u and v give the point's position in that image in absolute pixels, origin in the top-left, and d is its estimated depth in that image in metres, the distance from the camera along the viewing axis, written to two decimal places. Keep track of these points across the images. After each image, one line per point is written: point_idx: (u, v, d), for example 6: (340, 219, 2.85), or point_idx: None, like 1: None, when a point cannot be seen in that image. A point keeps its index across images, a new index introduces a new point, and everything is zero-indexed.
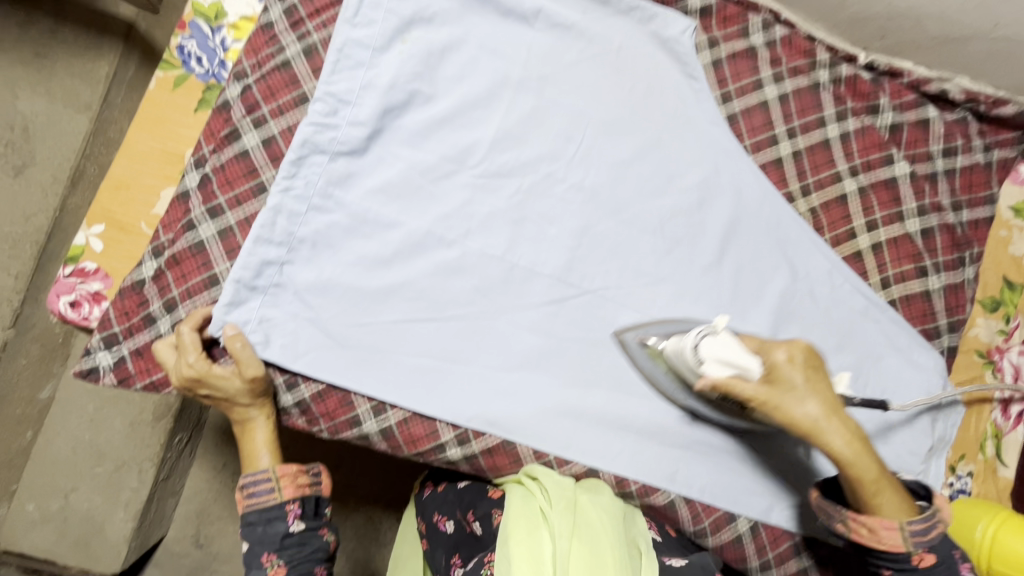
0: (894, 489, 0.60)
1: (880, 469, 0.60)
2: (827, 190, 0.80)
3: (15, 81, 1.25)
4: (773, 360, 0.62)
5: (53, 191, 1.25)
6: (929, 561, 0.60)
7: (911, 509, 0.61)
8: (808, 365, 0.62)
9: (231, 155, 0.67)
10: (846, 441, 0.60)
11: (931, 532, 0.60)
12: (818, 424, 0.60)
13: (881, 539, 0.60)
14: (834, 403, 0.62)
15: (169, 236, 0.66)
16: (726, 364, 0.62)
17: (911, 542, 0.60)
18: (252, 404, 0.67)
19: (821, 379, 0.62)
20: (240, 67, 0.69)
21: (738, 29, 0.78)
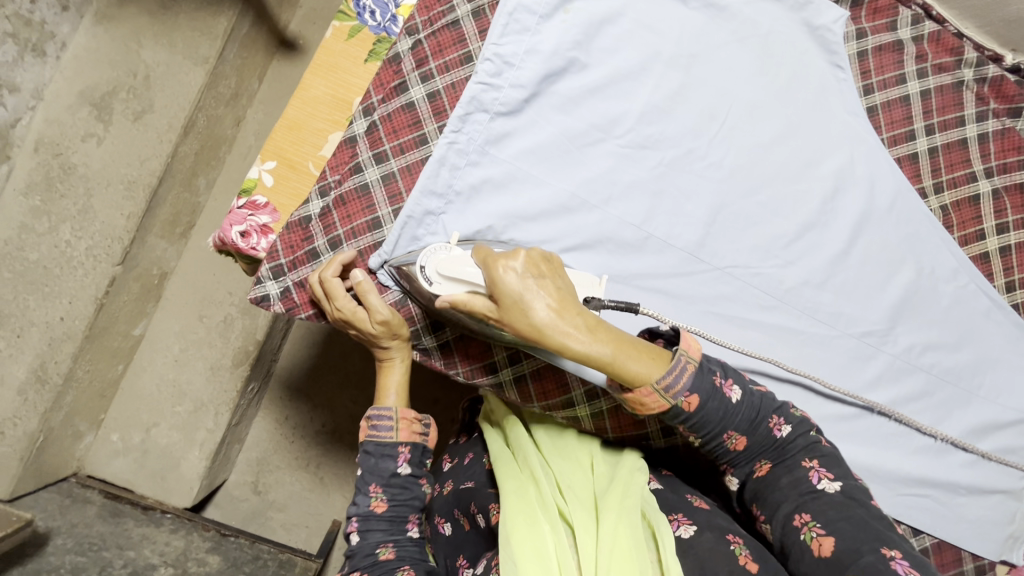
0: (639, 352, 0.57)
1: (618, 342, 0.55)
2: (960, 190, 0.80)
3: (141, 31, 1.31)
4: (499, 276, 0.55)
5: (167, 139, 1.33)
6: (695, 401, 0.58)
7: (658, 358, 0.58)
8: (530, 269, 0.55)
9: (399, 106, 0.70)
10: (589, 336, 0.54)
11: (682, 377, 0.58)
12: (556, 325, 0.54)
13: (645, 405, 0.58)
14: (564, 295, 0.56)
15: (335, 178, 0.70)
16: (460, 280, 0.60)
17: (669, 395, 0.58)
18: (389, 343, 0.71)
19: (545, 285, 0.55)
20: (412, 23, 0.72)
21: (886, 22, 0.79)
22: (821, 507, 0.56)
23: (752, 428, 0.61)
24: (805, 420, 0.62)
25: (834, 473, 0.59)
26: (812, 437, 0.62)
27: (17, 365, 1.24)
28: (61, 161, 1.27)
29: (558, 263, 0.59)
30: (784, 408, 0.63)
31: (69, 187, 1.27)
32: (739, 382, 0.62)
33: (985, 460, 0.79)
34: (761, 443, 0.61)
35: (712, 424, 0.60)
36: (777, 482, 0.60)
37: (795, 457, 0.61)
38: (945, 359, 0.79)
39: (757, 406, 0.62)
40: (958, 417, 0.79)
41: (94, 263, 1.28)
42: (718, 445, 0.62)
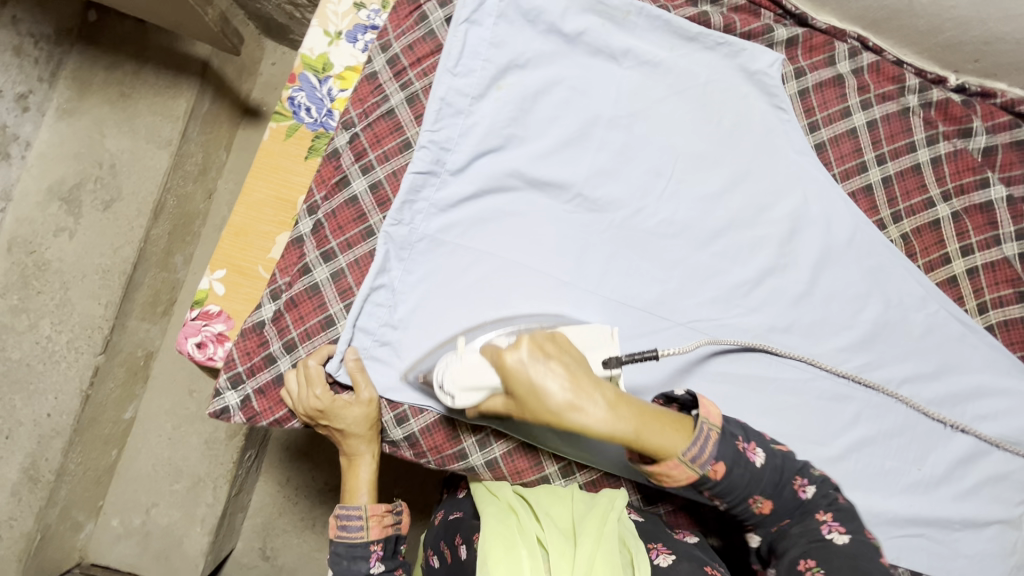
0: (663, 424, 0.53)
1: (641, 413, 0.52)
2: (919, 216, 0.79)
3: (103, 122, 1.32)
4: (508, 360, 0.51)
5: (139, 224, 1.33)
6: (722, 469, 0.55)
7: (680, 426, 0.55)
8: (539, 350, 0.51)
9: (342, 201, 0.70)
10: (608, 407, 0.50)
11: (708, 446, 0.55)
12: (576, 406, 0.49)
13: (674, 479, 0.55)
14: (576, 373, 0.51)
15: (286, 279, 0.70)
16: (474, 389, 0.59)
17: (696, 465, 0.54)
18: (362, 439, 0.68)
19: (556, 364, 0.50)
20: (348, 116, 0.72)
21: (824, 58, 0.78)
22: (827, 554, 0.55)
23: (777, 493, 0.57)
24: (826, 481, 0.59)
25: (846, 527, 0.56)
26: (831, 493, 0.59)
27: (8, 467, 1.24)
28: (36, 258, 1.27)
29: (562, 338, 0.55)
30: (809, 467, 0.60)
31: (46, 283, 1.28)
32: (762, 443, 0.58)
33: (976, 489, 0.76)
34: (787, 506, 0.58)
35: (737, 490, 0.56)
36: (789, 532, 0.58)
37: (809, 508, 0.58)
38: (923, 389, 0.77)
39: (782, 468, 0.58)
40: (942, 447, 0.77)
41: (76, 354, 1.29)
42: (742, 504, 0.58)
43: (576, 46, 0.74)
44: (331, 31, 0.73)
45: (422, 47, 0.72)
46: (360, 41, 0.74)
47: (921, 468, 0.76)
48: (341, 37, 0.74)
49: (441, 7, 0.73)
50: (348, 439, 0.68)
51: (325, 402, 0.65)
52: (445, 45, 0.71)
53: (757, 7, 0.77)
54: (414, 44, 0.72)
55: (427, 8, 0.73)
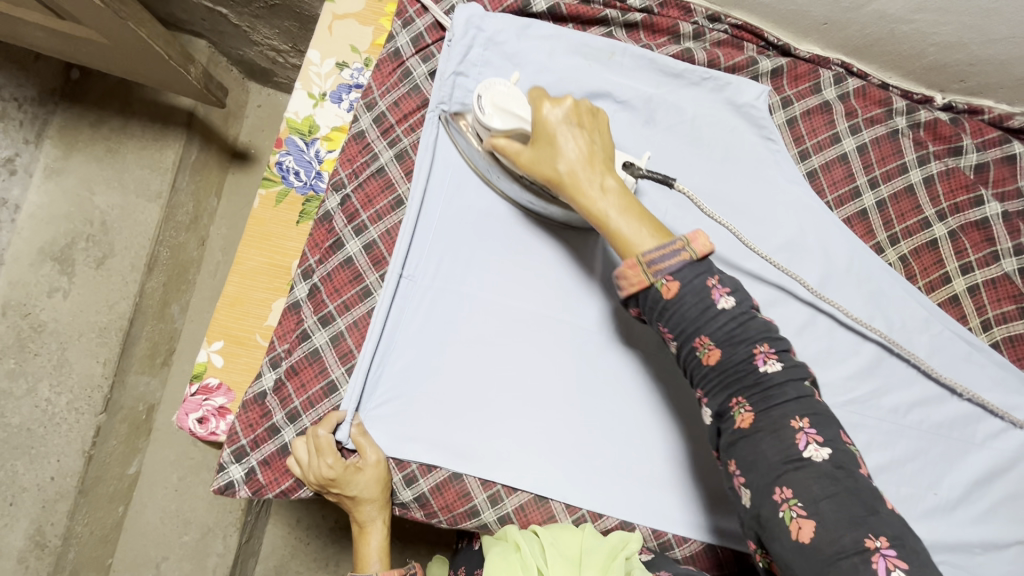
0: (638, 221, 0.55)
1: (623, 212, 0.56)
2: (916, 237, 0.79)
3: (92, 178, 1.32)
4: (541, 114, 0.60)
5: (133, 279, 1.32)
6: (673, 288, 0.52)
7: (657, 235, 0.55)
8: (571, 115, 0.60)
9: (337, 263, 0.70)
10: (601, 191, 0.58)
11: (675, 258, 0.52)
12: (572, 172, 0.58)
13: (624, 279, 0.54)
14: (594, 146, 0.60)
15: (285, 347, 0.69)
16: (509, 114, 0.63)
17: (652, 271, 0.52)
18: (371, 508, 0.67)
19: (580, 134, 0.59)
20: (337, 177, 0.71)
21: (810, 86, 0.78)
22: (805, 481, 0.47)
23: (732, 342, 0.51)
24: (801, 366, 0.51)
25: (825, 438, 0.48)
26: (805, 389, 0.50)
27: (14, 534, 1.23)
28: (30, 320, 1.27)
29: (604, 121, 0.62)
30: (781, 342, 0.51)
31: (42, 345, 1.27)
32: (738, 294, 0.52)
33: (995, 509, 0.75)
34: (742, 369, 0.51)
35: (686, 321, 0.52)
36: (759, 441, 0.49)
37: (784, 412, 0.49)
38: (933, 412, 0.76)
39: (750, 325, 0.51)
40: (957, 468, 0.76)
41: (77, 415, 1.28)
42: (690, 351, 0.53)
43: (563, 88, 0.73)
44: (316, 92, 0.73)
45: (407, 102, 0.72)
46: (345, 101, 0.74)
47: (938, 492, 0.75)
48: (326, 98, 0.74)
49: (424, 61, 0.73)
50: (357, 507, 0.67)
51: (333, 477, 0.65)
52: (432, 100, 0.71)
53: (741, 40, 0.77)
54: (400, 100, 0.72)
55: (411, 64, 0.73)
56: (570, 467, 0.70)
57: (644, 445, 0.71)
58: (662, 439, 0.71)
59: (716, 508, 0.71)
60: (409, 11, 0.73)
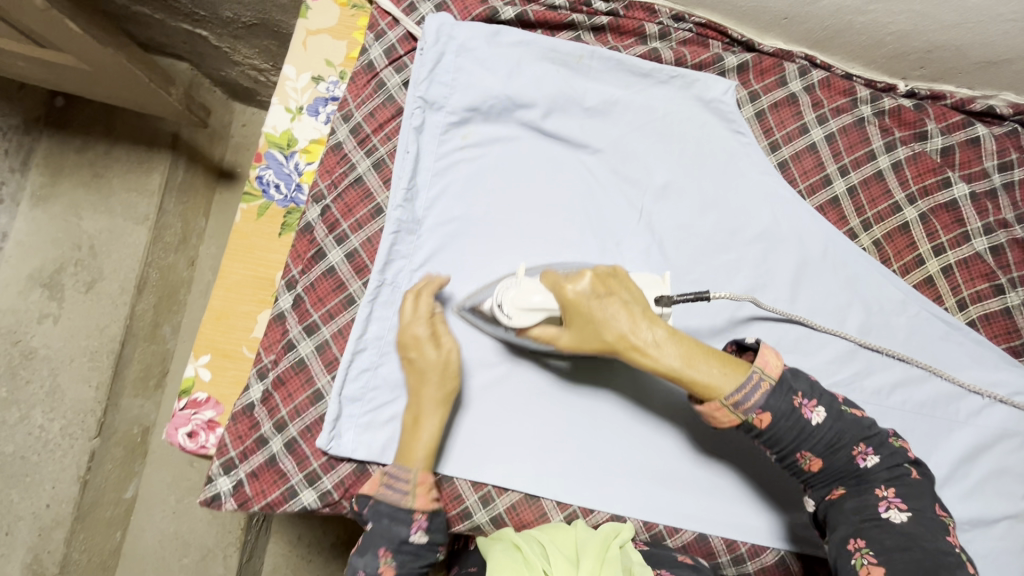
0: (709, 363, 0.56)
1: (689, 356, 0.57)
2: (887, 222, 0.80)
3: (79, 204, 1.33)
4: (569, 294, 0.58)
5: (122, 301, 1.32)
6: (768, 420, 0.55)
7: (732, 368, 0.56)
8: (598, 288, 0.58)
9: (320, 273, 0.71)
10: (662, 346, 0.57)
11: (755, 394, 0.55)
12: (622, 336, 0.58)
13: (715, 421, 0.57)
14: (634, 310, 0.58)
15: (271, 358, 0.70)
16: (536, 309, 0.61)
17: (739, 411, 0.55)
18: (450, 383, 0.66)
19: (612, 303, 0.58)
20: (317, 189, 0.72)
21: (776, 79, 0.80)
22: (879, 535, 0.53)
23: (831, 451, 0.56)
24: (898, 453, 0.56)
25: (908, 504, 0.54)
26: (901, 470, 0.56)
27: (11, 564, 1.23)
28: (21, 348, 1.28)
29: (625, 275, 0.61)
30: (877, 436, 0.57)
31: (33, 371, 1.28)
32: (826, 403, 0.56)
33: (981, 485, 0.76)
34: (841, 468, 0.56)
35: (785, 441, 0.56)
36: (842, 506, 0.56)
37: (868, 483, 0.56)
38: (915, 393, 0.77)
39: (842, 430, 0.56)
40: (942, 447, 0.76)
41: (71, 440, 1.28)
42: (793, 462, 0.58)
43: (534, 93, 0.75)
44: (292, 107, 0.75)
45: (382, 112, 0.74)
46: (321, 113, 0.76)
47: (924, 471, 0.76)
48: (303, 111, 0.75)
49: (397, 72, 0.75)
50: (418, 398, 0.65)
51: (424, 340, 0.66)
52: (405, 109, 0.73)
53: (706, 38, 0.79)
54: (375, 111, 0.74)
55: (384, 75, 0.74)
56: (562, 466, 0.71)
57: (631, 438, 0.72)
58: (648, 432, 0.72)
59: (708, 497, 0.72)
60: (381, 24, 0.75)
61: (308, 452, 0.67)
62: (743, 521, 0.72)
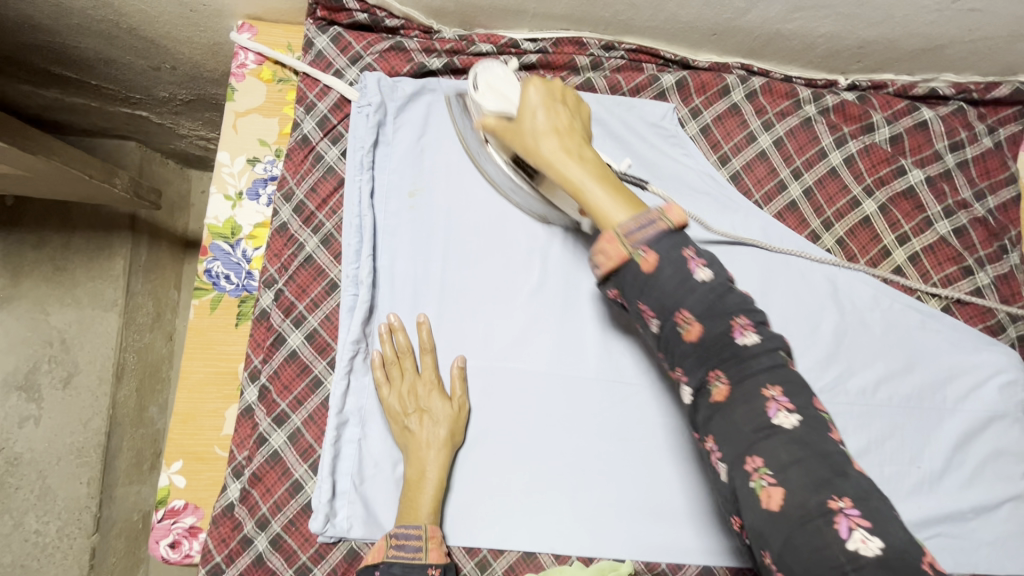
0: (614, 194, 0.59)
1: (601, 181, 0.59)
2: (848, 218, 0.80)
3: (44, 300, 1.30)
4: (524, 93, 0.63)
5: (102, 392, 1.30)
6: (651, 260, 0.54)
7: (632, 209, 0.58)
8: (552, 96, 0.64)
9: (282, 360, 0.69)
10: (584, 174, 0.60)
11: (652, 228, 0.55)
12: (551, 144, 0.61)
13: (604, 252, 0.56)
14: (575, 125, 0.64)
15: (244, 454, 0.68)
16: (496, 95, 0.64)
17: (629, 243, 0.55)
18: (450, 435, 0.66)
19: (562, 111, 0.64)
20: (267, 274, 0.71)
21: (717, 91, 0.79)
22: (774, 449, 0.49)
23: (710, 313, 0.53)
24: (776, 336, 0.53)
25: (795, 404, 0.51)
26: (780, 358, 0.53)
27: None
28: (6, 455, 1.26)
29: (581, 109, 0.68)
30: (758, 315, 0.54)
31: (21, 477, 1.26)
32: (713, 264, 0.55)
33: (980, 469, 0.75)
34: (717, 340, 0.53)
35: (664, 289, 0.54)
36: (732, 413, 0.52)
37: (756, 383, 0.52)
38: (900, 386, 0.76)
39: (722, 295, 0.53)
40: (934, 436, 0.76)
41: (70, 541, 1.26)
42: (671, 326, 0.54)
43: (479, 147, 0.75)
44: (232, 194, 0.74)
45: (324, 186, 0.72)
46: (263, 195, 0.74)
47: (920, 464, 0.74)
48: (243, 196, 0.74)
49: (333, 142, 0.73)
50: (415, 447, 0.65)
51: (406, 405, 0.67)
52: (347, 179, 0.72)
53: (639, 62, 0.78)
54: (316, 185, 0.72)
55: (321, 147, 0.73)
56: (556, 519, 0.68)
57: (622, 478, 0.70)
58: (639, 469, 0.70)
59: (705, 527, 0.70)
60: (309, 96, 0.73)
61: (295, 545, 0.66)
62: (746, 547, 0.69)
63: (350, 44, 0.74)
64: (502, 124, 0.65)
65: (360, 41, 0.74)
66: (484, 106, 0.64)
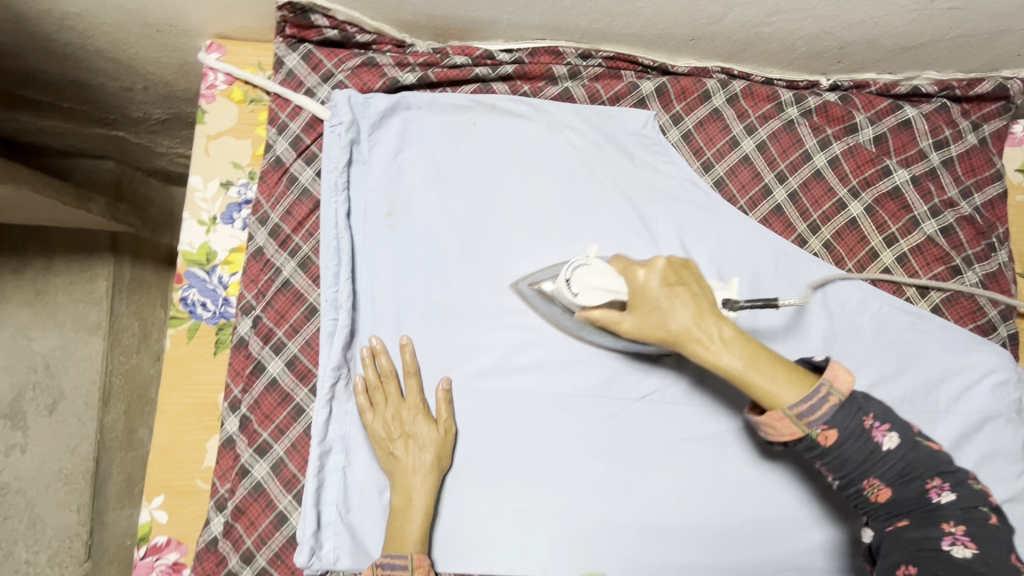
0: (775, 370, 0.55)
1: (753, 361, 0.56)
2: (835, 221, 0.79)
3: (26, 325, 1.28)
4: (637, 281, 0.60)
5: (89, 416, 1.28)
6: (833, 436, 0.53)
7: (797, 382, 0.55)
8: (669, 278, 0.59)
9: (262, 388, 0.68)
10: (725, 346, 0.57)
11: (826, 406, 0.53)
12: (685, 328, 0.58)
13: (774, 431, 0.55)
14: (700, 300, 0.59)
15: (227, 486, 0.66)
16: (601, 291, 0.61)
17: (803, 423, 0.54)
18: (435, 461, 0.65)
19: (683, 291, 0.59)
20: (245, 300, 0.69)
21: (698, 96, 0.78)
22: (936, 569, 0.51)
23: (901, 481, 0.54)
24: (976, 494, 0.53)
25: (977, 543, 0.51)
26: (978, 513, 0.52)
27: None
28: None
29: (695, 267, 0.61)
30: (952, 471, 0.54)
31: (10, 506, 1.25)
32: (900, 428, 0.54)
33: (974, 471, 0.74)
34: (911, 502, 0.54)
35: (851, 462, 0.55)
36: (902, 536, 0.54)
37: (935, 517, 0.53)
38: (892, 389, 0.75)
39: (915, 460, 0.54)
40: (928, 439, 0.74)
41: (61, 569, 1.25)
42: (856, 489, 0.56)
43: (466, 157, 0.73)
44: (206, 219, 0.72)
45: (299, 209, 0.71)
46: (237, 219, 0.73)
47: None
48: (217, 221, 0.72)
49: (307, 163, 0.72)
50: (400, 474, 0.64)
51: (390, 432, 0.66)
52: (322, 201, 0.70)
53: (617, 70, 0.77)
54: (291, 208, 0.71)
55: (295, 169, 0.71)
56: (548, 539, 0.67)
57: (614, 496, 0.69)
58: (628, 485, 0.69)
59: (699, 542, 0.69)
60: (281, 116, 0.72)
61: None
62: (740, 559, 0.69)
63: (321, 62, 0.72)
64: (610, 318, 0.61)
65: (331, 58, 0.72)
66: (591, 304, 0.61)
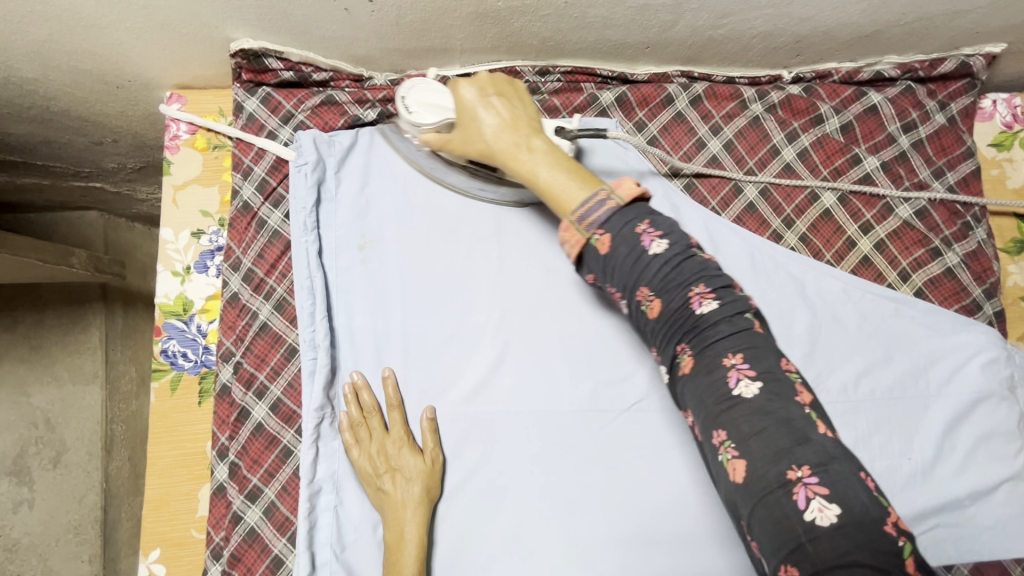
0: (572, 178, 0.61)
1: (554, 167, 0.62)
2: (809, 213, 0.78)
3: (23, 381, 1.29)
4: (460, 95, 0.65)
5: (93, 466, 1.29)
6: (606, 241, 0.57)
7: (587, 185, 0.60)
8: (484, 91, 0.65)
9: (249, 434, 0.68)
10: (532, 154, 0.63)
11: (603, 209, 0.58)
12: (502, 140, 0.64)
13: (566, 241, 0.60)
14: (516, 113, 0.65)
15: (221, 535, 0.66)
16: (429, 108, 0.65)
17: (584, 227, 0.58)
18: (424, 491, 0.65)
19: (504, 102, 0.65)
20: (224, 347, 0.70)
21: (660, 101, 0.78)
22: (735, 419, 0.50)
23: (666, 288, 0.55)
24: (738, 300, 0.54)
25: (756, 369, 0.51)
26: (742, 323, 0.53)
27: None
28: (4, 541, 1.26)
29: (520, 89, 0.67)
30: (718, 281, 0.54)
31: (22, 562, 1.26)
32: (671, 236, 0.56)
33: (974, 453, 0.73)
34: (678, 314, 0.54)
35: (623, 273, 0.57)
36: (698, 382, 0.53)
37: (717, 352, 0.52)
38: (881, 378, 0.74)
39: (681, 269, 0.55)
40: (923, 424, 0.74)
41: None
42: (636, 304, 0.57)
43: (436, 193, 0.73)
44: (179, 269, 0.72)
45: (271, 251, 0.71)
46: (211, 266, 0.73)
47: (912, 457, 0.72)
48: (191, 270, 0.73)
49: (276, 206, 0.72)
50: (390, 508, 0.64)
51: (377, 466, 0.65)
52: (293, 242, 0.70)
53: (577, 83, 0.77)
54: (263, 251, 0.71)
55: (263, 213, 0.72)
56: (548, 562, 0.66)
57: (610, 512, 0.68)
58: (623, 500, 0.68)
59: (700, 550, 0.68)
60: (245, 161, 0.72)
61: None
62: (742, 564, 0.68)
63: (280, 104, 0.72)
64: (441, 137, 0.66)
65: (290, 99, 0.73)
66: (422, 123, 0.65)
